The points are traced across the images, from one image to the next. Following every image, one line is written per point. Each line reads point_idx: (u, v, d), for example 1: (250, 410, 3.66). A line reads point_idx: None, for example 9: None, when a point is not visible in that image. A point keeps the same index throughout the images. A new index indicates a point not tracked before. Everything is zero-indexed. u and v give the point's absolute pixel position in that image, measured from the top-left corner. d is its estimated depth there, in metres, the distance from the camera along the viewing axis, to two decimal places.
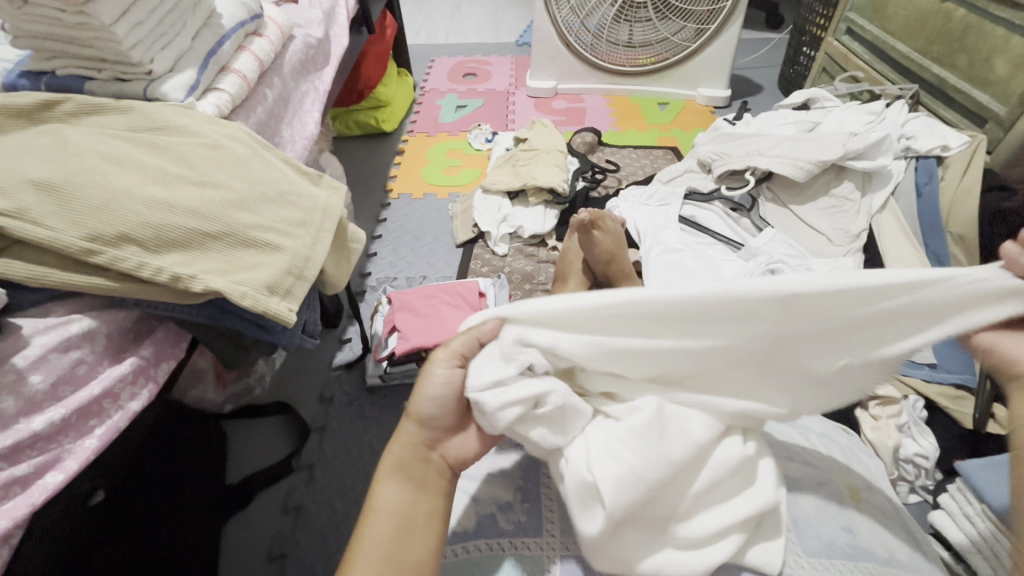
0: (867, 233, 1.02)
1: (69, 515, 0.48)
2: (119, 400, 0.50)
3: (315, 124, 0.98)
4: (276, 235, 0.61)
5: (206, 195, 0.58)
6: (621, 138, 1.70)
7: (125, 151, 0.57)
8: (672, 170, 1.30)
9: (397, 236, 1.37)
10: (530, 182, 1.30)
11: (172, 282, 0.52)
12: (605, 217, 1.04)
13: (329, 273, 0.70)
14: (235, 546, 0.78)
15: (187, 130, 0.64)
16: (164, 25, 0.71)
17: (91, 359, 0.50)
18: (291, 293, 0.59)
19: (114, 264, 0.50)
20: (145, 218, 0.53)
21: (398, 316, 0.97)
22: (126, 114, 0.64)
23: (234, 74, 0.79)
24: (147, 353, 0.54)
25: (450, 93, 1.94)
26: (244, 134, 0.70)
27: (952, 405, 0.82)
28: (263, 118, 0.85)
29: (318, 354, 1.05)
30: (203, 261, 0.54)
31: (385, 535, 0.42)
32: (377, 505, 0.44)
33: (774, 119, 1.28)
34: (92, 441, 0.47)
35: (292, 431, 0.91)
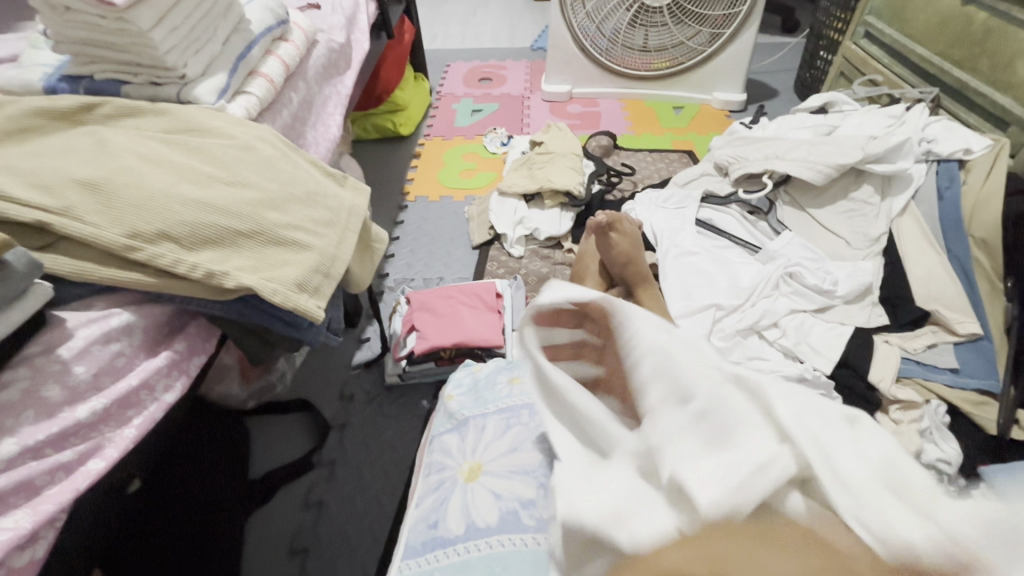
0: (887, 237, 1.01)
1: (107, 502, 0.49)
2: (154, 392, 0.52)
3: (337, 128, 1.00)
4: (304, 234, 0.63)
5: (238, 194, 0.60)
6: (636, 142, 1.70)
7: (161, 152, 0.59)
8: (689, 173, 1.30)
9: (414, 238, 1.39)
10: (546, 185, 1.31)
11: (207, 278, 0.53)
12: (622, 220, 1.05)
13: (353, 271, 0.71)
14: (258, 539, 0.80)
15: (220, 132, 0.66)
16: (197, 30, 0.74)
17: (129, 352, 0.51)
18: (319, 290, 0.61)
19: (152, 261, 0.52)
20: (181, 216, 0.54)
21: (417, 316, 0.98)
22: (160, 117, 0.66)
23: (262, 78, 0.81)
24: (180, 347, 0.55)
25: (466, 97, 1.96)
26: (273, 136, 0.72)
27: (976, 411, 0.81)
28: (288, 121, 0.87)
29: (338, 353, 1.06)
30: (235, 258, 0.56)
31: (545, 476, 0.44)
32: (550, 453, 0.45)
33: (792, 122, 1.28)
34: (131, 430, 0.49)
35: (313, 428, 0.93)
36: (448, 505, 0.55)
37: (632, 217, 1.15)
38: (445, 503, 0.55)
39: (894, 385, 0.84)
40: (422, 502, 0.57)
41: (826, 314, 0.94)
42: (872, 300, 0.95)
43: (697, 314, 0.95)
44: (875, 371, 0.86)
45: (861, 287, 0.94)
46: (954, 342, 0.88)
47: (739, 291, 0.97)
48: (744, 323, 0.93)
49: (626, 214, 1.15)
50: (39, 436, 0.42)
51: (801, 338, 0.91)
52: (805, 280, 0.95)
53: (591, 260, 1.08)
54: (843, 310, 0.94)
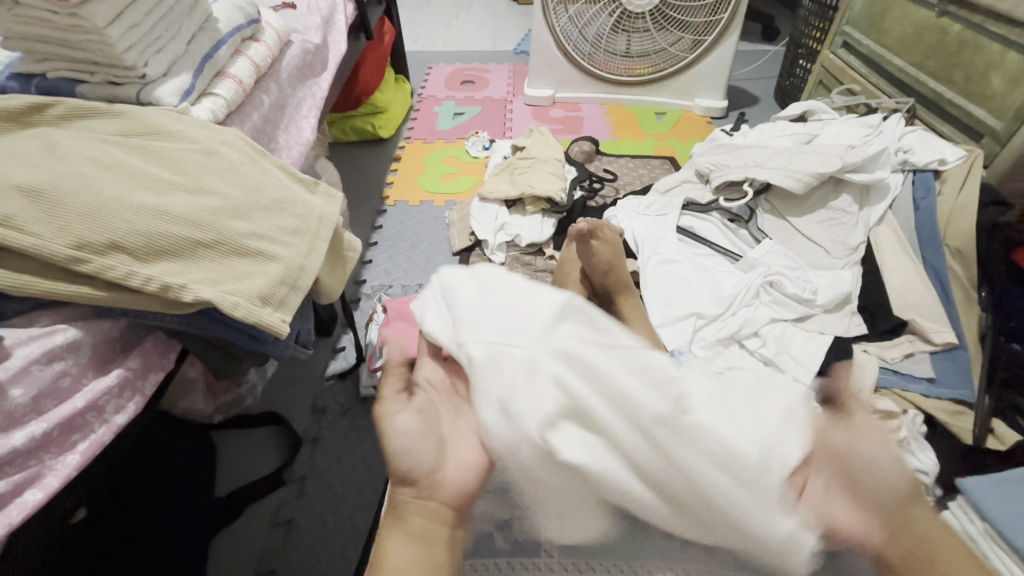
0: (865, 246, 1.02)
1: (49, 534, 0.46)
2: (103, 413, 0.49)
3: (311, 131, 0.97)
4: (270, 244, 0.60)
5: (199, 202, 0.57)
6: (618, 147, 1.69)
7: (116, 157, 0.56)
8: (670, 180, 1.29)
9: (393, 243, 1.36)
10: (527, 191, 1.30)
11: (162, 292, 0.50)
12: (604, 227, 1.03)
13: (323, 282, 0.68)
14: (222, 561, 0.76)
15: (181, 135, 0.63)
16: (159, 28, 0.70)
17: (76, 371, 0.48)
18: (285, 303, 0.58)
19: (101, 273, 0.48)
20: (135, 225, 0.51)
21: (393, 325, 0.96)
22: (116, 118, 0.62)
23: (230, 79, 0.78)
24: (134, 364, 0.52)
25: (448, 100, 1.93)
26: (239, 140, 0.69)
27: (952, 421, 0.81)
28: (258, 124, 0.84)
29: (311, 363, 1.03)
30: (194, 270, 0.53)
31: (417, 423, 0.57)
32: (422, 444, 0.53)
33: (772, 130, 1.28)
34: (75, 456, 0.45)
35: (284, 442, 0.90)
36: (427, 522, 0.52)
37: (613, 224, 1.14)
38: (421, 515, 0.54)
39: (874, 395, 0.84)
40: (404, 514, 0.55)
41: (806, 323, 0.94)
42: (851, 309, 0.95)
43: (677, 321, 0.95)
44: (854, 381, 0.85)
45: (840, 295, 0.94)
46: (929, 351, 0.88)
47: (721, 300, 0.97)
48: (725, 333, 0.92)
49: (607, 222, 1.14)
50: None
51: (782, 348, 0.91)
52: (785, 289, 0.95)
53: (574, 267, 1.06)
54: (822, 318, 0.94)
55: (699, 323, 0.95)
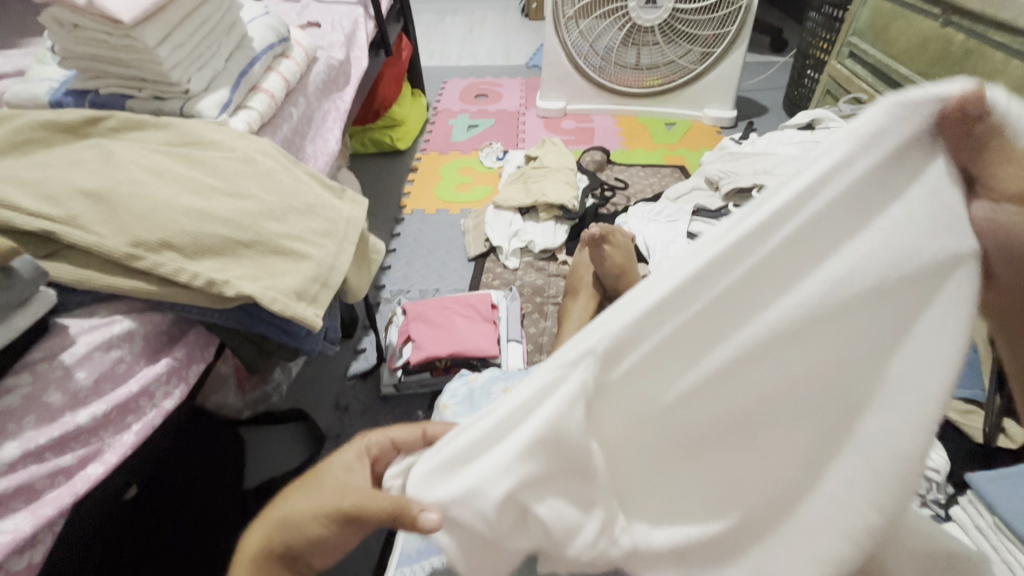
0: None
1: (104, 510, 0.49)
2: (154, 398, 0.53)
3: (336, 141, 1.02)
4: (304, 244, 0.64)
5: (239, 205, 0.61)
6: (630, 157, 1.73)
7: (165, 165, 0.61)
8: (681, 187, 1.32)
9: (410, 250, 1.40)
10: (541, 198, 1.34)
11: (207, 287, 0.55)
12: (616, 232, 1.07)
13: (352, 282, 0.72)
14: None
15: (221, 145, 0.68)
16: (201, 47, 0.76)
17: (130, 359, 0.52)
18: (317, 299, 0.62)
19: (154, 269, 0.53)
20: (184, 226, 0.56)
21: (413, 327, 1.00)
22: (163, 130, 0.67)
23: (264, 93, 0.84)
24: (180, 354, 0.56)
25: (462, 113, 1.99)
26: (273, 150, 0.74)
27: (961, 420, 0.84)
28: (288, 135, 0.89)
29: (333, 365, 1.07)
30: (236, 267, 0.57)
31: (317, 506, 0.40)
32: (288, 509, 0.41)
33: (781, 138, 1.31)
34: (130, 436, 0.49)
35: (308, 438, 0.94)
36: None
37: (625, 230, 1.18)
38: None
39: None
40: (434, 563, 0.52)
41: None
42: None
43: None
44: None
45: None
46: None
47: None
48: None
49: (619, 227, 1.18)
50: (42, 440, 0.43)
51: None
52: None
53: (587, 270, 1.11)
54: None
55: None
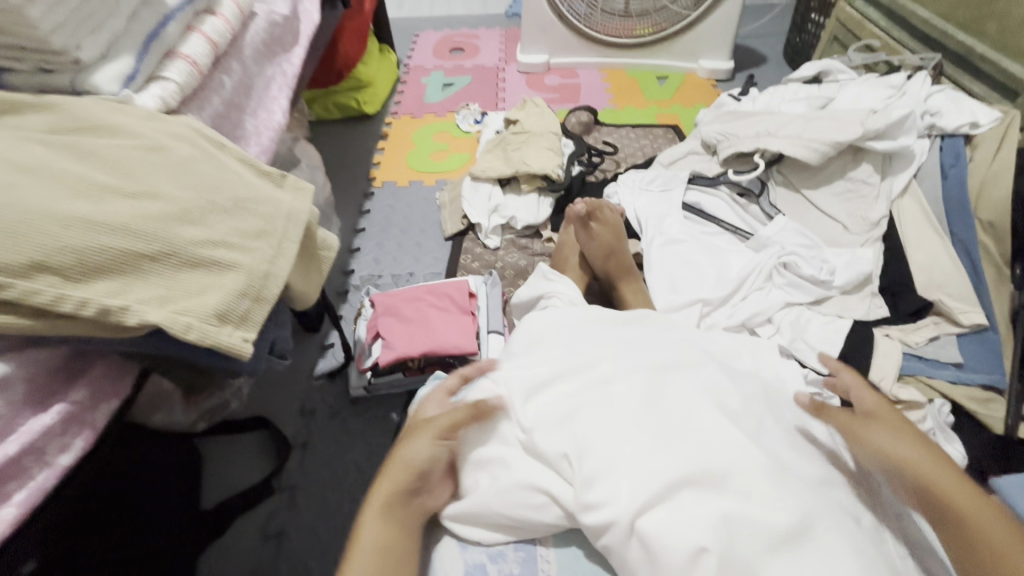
0: (887, 220, 0.95)
1: None
2: (45, 455, 0.44)
3: (282, 114, 0.88)
4: (230, 251, 0.53)
5: (141, 208, 0.50)
6: (619, 117, 1.60)
7: (44, 159, 0.49)
8: (675, 151, 1.21)
9: (381, 229, 1.29)
10: (522, 168, 1.22)
11: (101, 316, 0.44)
12: (603, 208, 1.00)
13: (296, 287, 0.62)
14: None
15: (121, 129, 0.55)
16: (93, 4, 0.61)
17: (6, 412, 0.43)
18: (248, 318, 0.52)
19: (27, 300, 0.42)
20: (64, 240, 0.44)
21: (382, 322, 0.91)
22: (47, 112, 0.54)
23: (182, 60, 0.70)
24: (78, 397, 0.47)
25: (436, 70, 1.82)
26: (193, 131, 0.61)
27: (981, 410, 0.78)
28: (220, 110, 0.76)
29: (299, 363, 1.00)
30: (140, 288, 0.47)
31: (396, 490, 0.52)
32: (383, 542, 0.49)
33: (784, 94, 1.19)
34: (10, 510, 0.41)
35: (270, 448, 0.88)
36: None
37: (614, 204, 1.08)
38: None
39: (895, 384, 0.80)
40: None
41: (822, 306, 0.90)
42: (871, 290, 0.90)
43: (683, 309, 0.91)
44: (876, 369, 0.81)
45: (859, 277, 0.90)
46: (957, 334, 0.84)
47: (727, 283, 0.92)
48: (735, 320, 0.89)
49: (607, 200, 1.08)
50: None
51: (797, 335, 0.86)
52: (801, 271, 0.91)
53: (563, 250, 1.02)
54: (839, 301, 0.90)
55: (706, 310, 0.91)
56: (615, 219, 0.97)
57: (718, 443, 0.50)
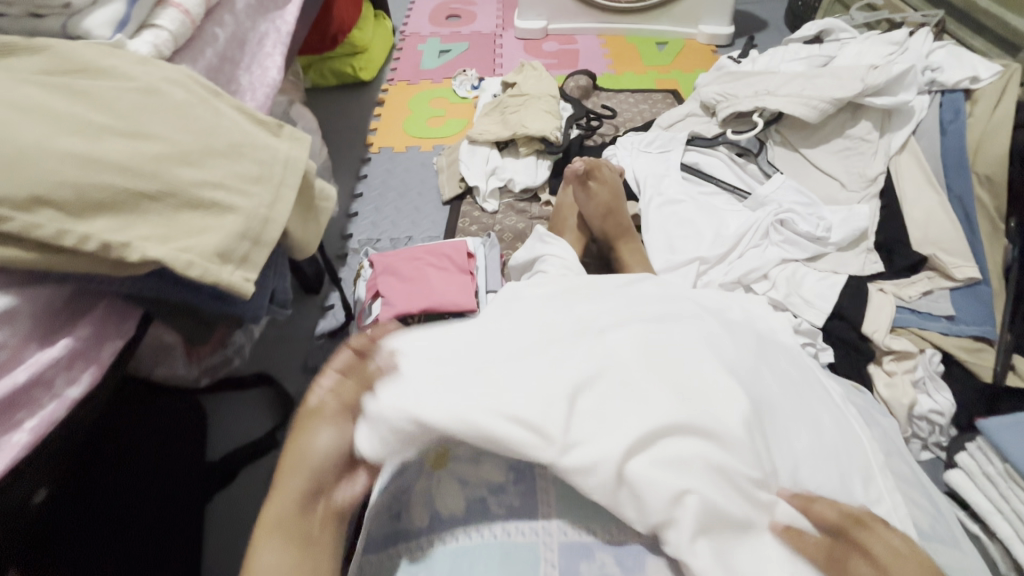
0: (884, 177, 0.95)
1: (12, 519, 0.43)
2: (53, 386, 0.45)
3: (277, 70, 0.87)
4: (228, 193, 0.53)
5: (139, 148, 0.50)
6: (618, 83, 1.58)
7: (38, 98, 0.48)
8: (674, 114, 1.19)
9: (379, 194, 1.28)
10: (520, 131, 1.21)
11: (103, 252, 0.45)
12: (603, 167, 1.01)
13: (294, 235, 0.63)
14: (221, 524, 0.78)
15: (115, 72, 0.55)
16: None
17: (15, 343, 0.43)
18: (248, 259, 0.52)
19: (29, 233, 0.43)
20: (63, 175, 0.44)
21: (382, 281, 0.92)
22: (39, 53, 0.54)
23: (174, 8, 0.68)
24: (84, 333, 0.48)
25: (433, 37, 1.79)
26: (187, 78, 0.60)
27: (970, 358, 0.79)
28: (213, 62, 0.75)
29: (299, 323, 1.01)
30: (140, 226, 0.47)
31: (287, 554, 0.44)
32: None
33: (785, 54, 1.17)
34: (23, 435, 0.42)
35: (275, 403, 0.89)
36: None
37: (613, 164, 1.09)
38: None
39: (888, 335, 0.81)
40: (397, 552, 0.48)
41: (818, 262, 0.91)
42: (867, 246, 0.91)
43: (681, 267, 0.92)
44: (870, 321, 0.82)
45: (856, 233, 0.90)
46: (950, 288, 0.85)
47: (725, 240, 0.93)
48: (731, 276, 0.89)
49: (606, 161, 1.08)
50: None
51: (792, 290, 0.87)
52: (797, 227, 0.91)
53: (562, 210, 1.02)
54: (835, 257, 0.91)
55: (703, 267, 0.91)
56: (612, 177, 0.98)
57: (709, 391, 0.47)
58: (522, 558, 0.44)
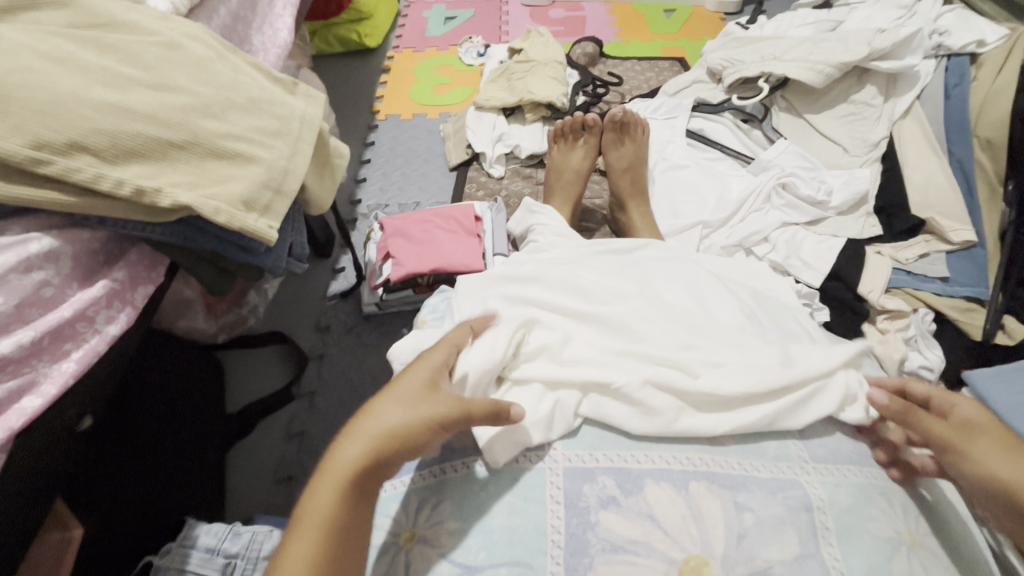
0: (886, 142, 0.96)
1: (62, 441, 0.47)
2: (94, 323, 0.48)
3: (288, 31, 0.88)
4: (250, 145, 0.56)
5: (164, 99, 0.52)
6: (624, 50, 1.57)
7: (68, 50, 0.50)
8: (680, 80, 1.19)
9: (387, 160, 1.30)
10: (526, 97, 1.22)
11: (136, 196, 0.47)
12: (641, 126, 1.04)
13: (311, 191, 0.65)
14: (242, 469, 0.82)
15: (137, 26, 0.57)
16: None
17: (58, 282, 0.47)
18: (270, 209, 0.55)
19: (67, 177, 0.45)
20: (97, 123, 0.47)
21: (391, 242, 0.94)
22: (63, 7, 0.55)
23: None
24: (120, 276, 0.51)
25: (437, 3, 1.77)
26: (205, 34, 0.62)
27: (962, 317, 0.82)
28: (226, 22, 0.76)
29: (311, 284, 1.04)
30: (169, 174, 0.50)
31: (310, 548, 0.37)
32: (337, 472, 0.40)
33: (792, 20, 1.17)
34: (70, 365, 0.45)
35: (290, 360, 0.93)
36: (440, 505, 0.48)
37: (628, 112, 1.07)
38: (435, 500, 0.49)
39: (883, 295, 0.84)
40: (414, 477, 0.51)
41: (819, 226, 0.93)
42: (866, 210, 0.92)
43: (684, 232, 0.94)
44: (865, 283, 0.85)
45: (856, 196, 0.92)
46: (946, 252, 0.87)
47: (727, 205, 0.95)
48: (733, 239, 0.91)
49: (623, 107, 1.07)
50: None
51: (792, 252, 0.89)
52: (799, 192, 0.93)
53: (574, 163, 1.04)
54: (835, 221, 0.93)
55: (705, 231, 0.93)
56: (644, 139, 1.01)
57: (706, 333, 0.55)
58: (530, 482, 0.48)
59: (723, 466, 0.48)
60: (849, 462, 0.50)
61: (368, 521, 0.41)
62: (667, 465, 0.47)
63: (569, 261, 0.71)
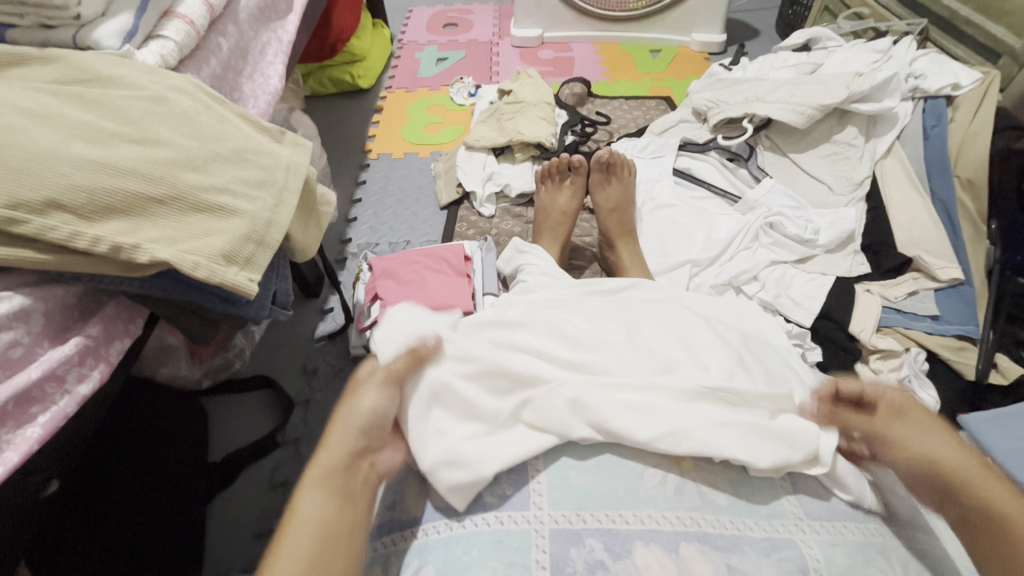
0: (870, 181, 0.97)
1: (22, 510, 0.45)
2: (64, 383, 0.47)
3: (278, 77, 0.89)
4: (232, 198, 0.55)
5: (147, 154, 0.52)
6: (612, 89, 1.61)
7: (51, 106, 0.50)
8: (666, 120, 1.22)
9: (378, 200, 1.31)
10: (516, 137, 1.24)
11: (113, 253, 0.47)
12: (627, 166, 1.06)
13: (295, 238, 0.64)
14: (222, 522, 0.79)
15: (122, 81, 0.57)
16: None
17: (27, 341, 0.46)
18: (252, 260, 0.54)
19: (41, 235, 0.44)
20: (75, 180, 0.46)
21: (380, 284, 0.93)
22: (51, 64, 0.56)
23: (179, 19, 0.71)
24: (94, 332, 0.49)
25: (430, 45, 1.81)
26: (193, 86, 0.62)
27: (954, 357, 0.82)
28: (217, 71, 0.77)
29: (298, 326, 1.02)
30: (149, 229, 0.49)
31: (308, 537, 0.43)
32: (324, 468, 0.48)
33: (773, 62, 1.20)
34: (35, 429, 0.44)
35: (276, 405, 0.91)
36: (422, 570, 0.46)
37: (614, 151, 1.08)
38: (416, 565, 0.46)
39: (874, 335, 0.83)
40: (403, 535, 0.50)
41: (807, 264, 0.93)
42: (854, 248, 0.93)
43: (673, 271, 0.94)
44: (856, 321, 0.84)
45: (843, 235, 0.92)
46: (934, 290, 0.87)
47: (715, 244, 0.95)
48: (722, 278, 0.91)
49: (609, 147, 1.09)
50: None
51: (781, 291, 0.89)
52: (786, 230, 0.93)
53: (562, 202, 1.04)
54: (823, 259, 0.93)
55: (694, 270, 0.93)
56: (630, 179, 1.02)
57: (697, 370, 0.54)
58: (515, 545, 0.45)
59: (715, 525, 0.46)
60: (843, 518, 0.48)
61: (362, 517, 0.47)
62: (657, 526, 0.45)
63: (554, 303, 0.70)
